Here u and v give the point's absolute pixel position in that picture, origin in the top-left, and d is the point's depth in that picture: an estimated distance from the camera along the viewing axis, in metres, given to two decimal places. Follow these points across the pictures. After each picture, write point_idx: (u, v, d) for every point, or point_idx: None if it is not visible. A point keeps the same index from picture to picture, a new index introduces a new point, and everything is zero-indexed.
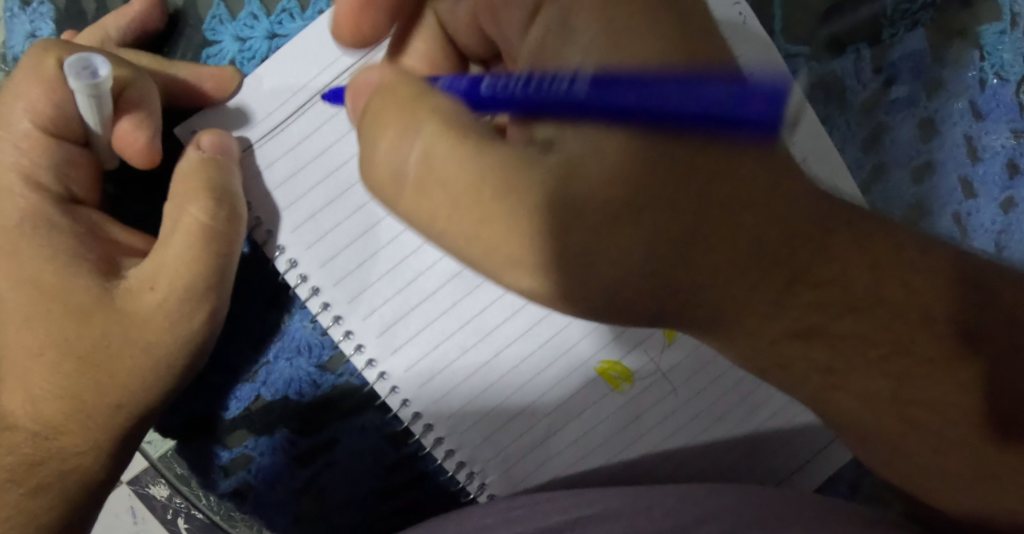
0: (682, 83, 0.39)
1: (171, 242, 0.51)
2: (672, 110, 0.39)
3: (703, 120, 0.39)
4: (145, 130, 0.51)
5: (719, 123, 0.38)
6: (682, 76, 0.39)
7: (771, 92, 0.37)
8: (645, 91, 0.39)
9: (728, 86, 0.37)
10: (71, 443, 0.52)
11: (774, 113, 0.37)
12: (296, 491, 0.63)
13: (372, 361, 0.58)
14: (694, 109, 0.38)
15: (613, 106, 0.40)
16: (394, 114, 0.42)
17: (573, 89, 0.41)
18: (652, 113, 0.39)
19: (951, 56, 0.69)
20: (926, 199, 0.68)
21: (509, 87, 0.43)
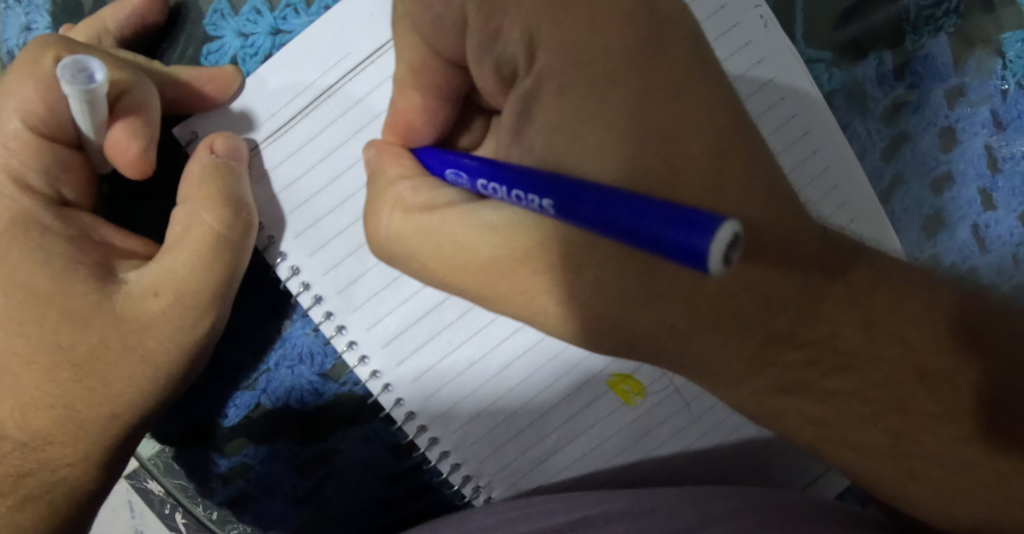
0: (629, 212, 0.35)
1: (182, 249, 0.50)
2: (629, 232, 0.35)
3: (647, 245, 0.34)
4: (140, 139, 0.49)
5: (664, 248, 0.33)
6: (633, 197, 0.35)
7: (699, 225, 0.32)
8: (603, 207, 0.36)
9: (667, 223, 0.33)
10: (61, 454, 0.50)
11: (699, 246, 0.32)
12: (297, 500, 0.61)
13: (376, 372, 0.56)
14: (640, 234, 0.34)
15: (580, 216, 0.37)
16: (372, 198, 0.48)
17: (544, 189, 0.39)
18: (621, 228, 0.36)
19: (972, 64, 0.66)
20: (944, 211, 0.65)
21: (499, 193, 0.42)
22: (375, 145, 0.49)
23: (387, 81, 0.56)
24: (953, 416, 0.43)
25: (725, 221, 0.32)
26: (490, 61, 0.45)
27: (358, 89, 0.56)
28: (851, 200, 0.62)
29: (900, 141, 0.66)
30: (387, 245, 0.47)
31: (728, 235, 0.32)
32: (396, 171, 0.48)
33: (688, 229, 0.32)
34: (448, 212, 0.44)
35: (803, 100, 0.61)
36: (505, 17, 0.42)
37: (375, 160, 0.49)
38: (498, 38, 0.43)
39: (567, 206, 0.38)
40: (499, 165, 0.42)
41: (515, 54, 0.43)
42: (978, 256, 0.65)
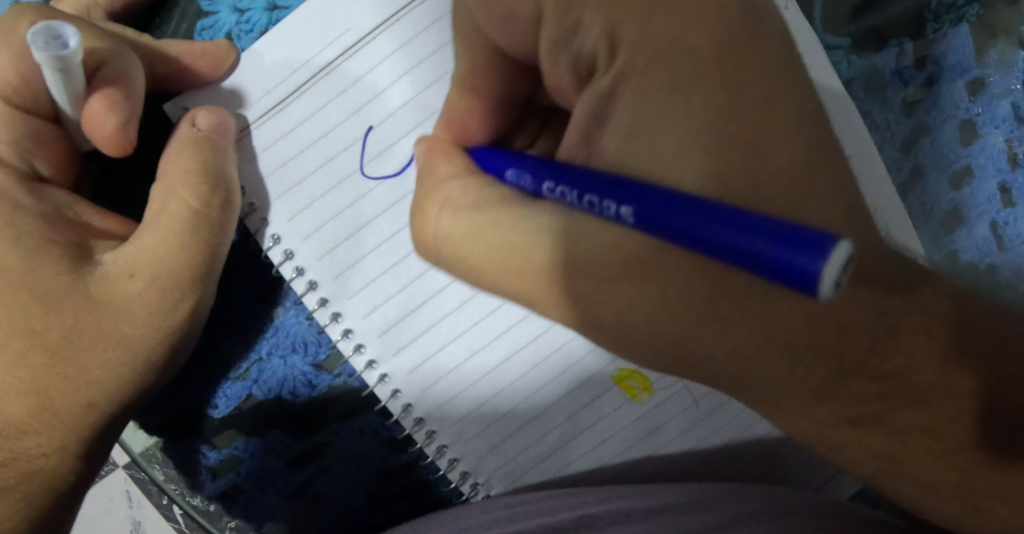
0: (727, 227, 0.33)
1: (157, 226, 0.48)
2: (723, 247, 0.33)
3: (745, 264, 0.32)
4: (117, 112, 0.46)
5: (765, 267, 0.31)
6: (731, 210, 0.33)
7: (811, 244, 0.30)
8: (694, 217, 0.34)
9: (771, 240, 0.31)
10: (35, 444, 0.48)
11: (811, 267, 0.30)
12: (289, 495, 0.59)
13: (372, 363, 0.54)
14: (737, 252, 0.32)
15: (664, 227, 0.35)
16: (422, 196, 0.44)
17: (623, 196, 0.36)
18: (716, 242, 0.33)
19: (995, 55, 0.63)
20: (963, 206, 0.62)
21: (565, 198, 0.39)
22: (424, 143, 0.46)
23: (389, 58, 0.53)
24: (970, 424, 0.41)
25: (840, 243, 0.30)
26: (566, 57, 0.41)
27: (354, 69, 0.53)
28: (872, 190, 0.59)
29: (920, 133, 0.63)
30: (435, 246, 0.43)
31: (842, 259, 0.30)
32: (444, 171, 0.44)
33: (798, 249, 0.30)
34: (502, 213, 0.41)
35: (835, 92, 0.58)
36: (586, 8, 0.39)
37: (423, 160, 0.45)
38: (577, 30, 0.40)
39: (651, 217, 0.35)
40: (569, 168, 0.39)
41: (595, 49, 0.40)
42: (997, 255, 0.62)
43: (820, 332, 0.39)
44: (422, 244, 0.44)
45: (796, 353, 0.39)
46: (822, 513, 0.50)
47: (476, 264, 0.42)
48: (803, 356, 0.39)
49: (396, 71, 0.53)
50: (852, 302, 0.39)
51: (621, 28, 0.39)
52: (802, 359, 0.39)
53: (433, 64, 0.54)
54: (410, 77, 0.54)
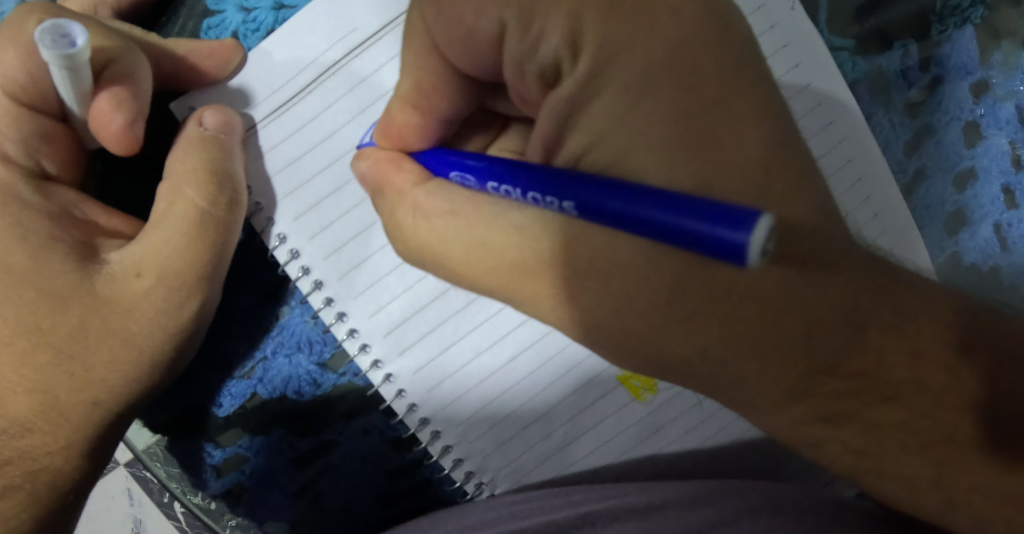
0: (658, 209, 0.35)
1: (163, 225, 0.48)
2: (656, 228, 0.35)
3: (681, 241, 0.34)
4: (124, 110, 0.46)
5: (698, 244, 0.33)
6: (660, 192, 0.35)
7: (735, 219, 0.32)
8: (628, 204, 0.36)
9: (698, 219, 0.33)
10: (41, 443, 0.48)
11: (737, 239, 0.32)
12: (294, 493, 0.59)
13: (377, 362, 0.54)
14: (672, 231, 0.34)
15: (605, 213, 0.37)
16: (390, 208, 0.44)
17: (564, 189, 0.38)
18: (647, 223, 0.35)
19: (1000, 57, 0.63)
20: (967, 208, 0.62)
21: (513, 194, 0.41)
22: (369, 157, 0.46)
23: (396, 58, 0.53)
24: (962, 433, 0.40)
25: (760, 217, 0.32)
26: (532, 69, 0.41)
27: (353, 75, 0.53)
28: (875, 192, 0.59)
29: (925, 135, 0.63)
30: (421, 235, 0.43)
31: (766, 230, 0.32)
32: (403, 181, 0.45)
33: (723, 224, 0.32)
34: (472, 213, 0.41)
35: (834, 96, 0.58)
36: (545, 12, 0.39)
37: (378, 170, 0.46)
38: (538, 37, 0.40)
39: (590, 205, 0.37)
40: (511, 165, 0.41)
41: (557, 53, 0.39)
42: (1000, 256, 0.62)
43: (795, 330, 0.39)
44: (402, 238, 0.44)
45: (771, 342, 0.39)
46: (825, 511, 0.50)
47: (456, 265, 0.42)
48: (783, 355, 0.39)
49: (402, 71, 0.53)
50: (847, 294, 0.39)
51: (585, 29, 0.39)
52: (777, 358, 0.39)
53: None
54: None
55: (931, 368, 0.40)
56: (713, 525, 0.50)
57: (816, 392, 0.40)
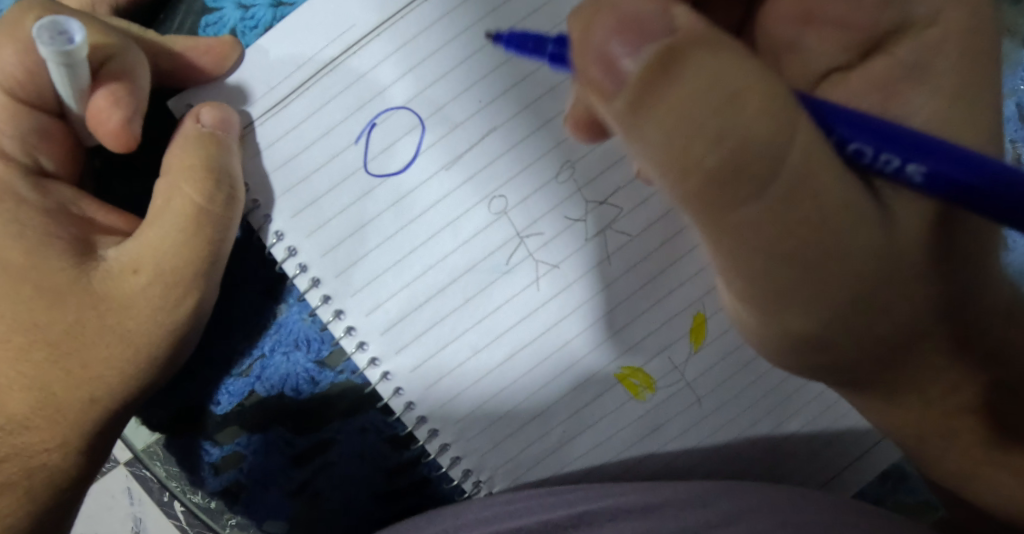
0: (955, 150, 0.39)
1: (160, 222, 0.48)
2: (909, 152, 0.39)
3: (941, 179, 0.39)
4: (122, 107, 0.46)
5: (988, 196, 0.39)
6: (958, 152, 0.39)
7: None
8: (972, 169, 0.39)
9: (1006, 186, 0.39)
10: (38, 439, 0.48)
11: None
12: (291, 491, 0.59)
13: (375, 360, 0.54)
14: (957, 169, 0.39)
15: (942, 179, 0.39)
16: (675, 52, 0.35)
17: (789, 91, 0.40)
18: (957, 181, 0.39)
19: (999, 54, 0.63)
20: None
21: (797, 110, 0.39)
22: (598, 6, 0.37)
23: (394, 54, 0.53)
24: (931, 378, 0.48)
25: None
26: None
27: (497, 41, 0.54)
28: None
29: None
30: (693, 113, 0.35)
31: None
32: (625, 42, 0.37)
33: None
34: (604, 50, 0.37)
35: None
36: None
37: (632, 10, 0.36)
38: None
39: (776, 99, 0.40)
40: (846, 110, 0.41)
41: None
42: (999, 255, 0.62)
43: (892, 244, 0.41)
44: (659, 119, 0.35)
45: (854, 268, 0.41)
46: (822, 510, 0.50)
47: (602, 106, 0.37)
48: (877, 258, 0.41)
49: (400, 68, 0.53)
50: None
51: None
52: (870, 262, 0.41)
53: (437, 60, 0.54)
54: (414, 74, 0.53)
55: (938, 331, 0.48)
56: (712, 525, 0.51)
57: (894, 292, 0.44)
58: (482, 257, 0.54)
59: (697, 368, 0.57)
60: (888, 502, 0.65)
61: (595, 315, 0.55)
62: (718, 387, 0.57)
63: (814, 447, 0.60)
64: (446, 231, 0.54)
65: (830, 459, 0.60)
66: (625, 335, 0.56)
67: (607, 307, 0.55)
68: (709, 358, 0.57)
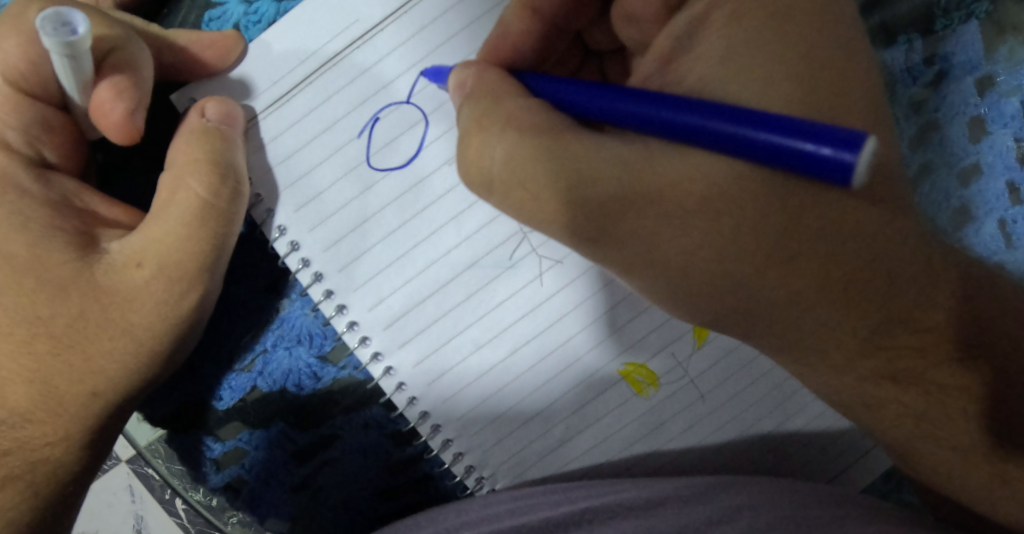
0: (736, 121, 0.40)
1: (164, 216, 0.48)
2: (711, 135, 0.40)
3: (763, 155, 0.39)
4: (126, 100, 0.46)
5: (801, 163, 0.38)
6: (764, 117, 0.39)
7: (846, 141, 0.37)
8: (763, 128, 0.39)
9: (804, 138, 0.38)
10: (40, 433, 0.48)
11: (847, 159, 0.37)
12: (293, 487, 0.58)
13: (377, 355, 0.54)
14: (752, 141, 0.39)
15: (723, 141, 0.40)
16: (477, 118, 0.45)
17: (616, 99, 0.44)
18: (744, 143, 0.40)
19: (1004, 52, 0.62)
20: (971, 204, 0.62)
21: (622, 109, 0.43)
22: (472, 66, 0.48)
23: (398, 49, 0.53)
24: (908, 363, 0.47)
25: (867, 138, 0.37)
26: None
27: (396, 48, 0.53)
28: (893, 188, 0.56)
29: (929, 130, 0.62)
30: (491, 168, 0.44)
31: (871, 150, 0.37)
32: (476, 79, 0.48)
33: (836, 147, 0.37)
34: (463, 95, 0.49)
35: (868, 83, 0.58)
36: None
37: (479, 82, 0.47)
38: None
39: (610, 109, 0.44)
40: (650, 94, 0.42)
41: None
42: (1005, 253, 0.62)
43: (742, 229, 0.42)
44: (474, 172, 0.45)
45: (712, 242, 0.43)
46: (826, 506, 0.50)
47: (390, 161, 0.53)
48: (734, 250, 0.43)
49: (404, 63, 0.53)
50: None
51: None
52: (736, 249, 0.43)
53: (442, 55, 0.53)
54: (418, 69, 0.53)
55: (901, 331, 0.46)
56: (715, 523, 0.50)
57: (772, 282, 0.43)
58: (485, 253, 0.54)
59: (700, 365, 0.57)
60: (895, 499, 0.64)
61: (597, 312, 0.55)
62: (722, 385, 0.57)
63: (817, 444, 0.59)
64: (449, 226, 0.54)
65: (836, 457, 0.60)
66: (627, 332, 0.56)
67: (610, 303, 0.55)
68: (712, 355, 0.57)
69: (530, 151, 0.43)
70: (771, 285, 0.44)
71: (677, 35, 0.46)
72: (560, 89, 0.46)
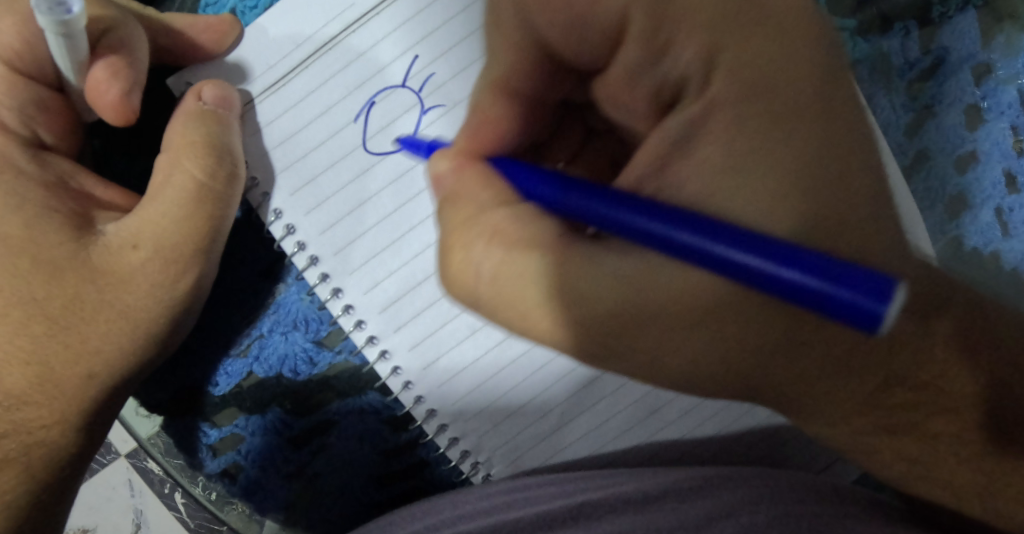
0: (753, 252, 0.33)
1: (161, 199, 0.48)
2: (709, 261, 0.34)
3: (772, 291, 0.33)
4: (121, 80, 0.46)
5: (822, 304, 0.32)
6: (773, 243, 0.33)
7: (872, 286, 0.31)
8: (770, 258, 0.33)
9: (826, 278, 0.32)
10: (35, 415, 0.48)
11: (875, 308, 0.31)
12: (289, 474, 0.58)
13: (373, 338, 0.54)
14: (761, 274, 0.33)
15: (722, 264, 0.34)
16: (457, 227, 0.41)
17: (612, 208, 0.37)
18: (747, 272, 0.33)
19: (1002, 40, 0.62)
20: (968, 191, 0.62)
21: (608, 222, 0.38)
22: (451, 159, 0.44)
23: (393, 33, 0.53)
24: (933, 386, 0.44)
25: (898, 285, 0.31)
26: (652, 81, 0.40)
27: (391, 32, 0.53)
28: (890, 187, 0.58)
29: (925, 116, 0.62)
30: (475, 284, 0.40)
31: (903, 299, 0.31)
32: (485, 195, 0.41)
33: (859, 293, 0.31)
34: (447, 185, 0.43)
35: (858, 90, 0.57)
36: (678, 30, 0.38)
37: (457, 182, 0.42)
38: (665, 53, 0.39)
39: (605, 220, 0.38)
40: (640, 202, 0.37)
41: (684, 72, 0.38)
42: (1001, 241, 0.62)
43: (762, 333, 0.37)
44: (458, 285, 0.41)
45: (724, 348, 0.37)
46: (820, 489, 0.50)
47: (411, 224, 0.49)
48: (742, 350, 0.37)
49: (400, 47, 0.53)
50: None
51: (721, 49, 0.37)
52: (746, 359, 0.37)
53: (437, 39, 0.53)
54: (414, 52, 0.53)
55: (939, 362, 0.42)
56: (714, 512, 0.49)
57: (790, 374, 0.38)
58: None
59: None
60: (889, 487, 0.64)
61: None
62: None
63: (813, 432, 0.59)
64: None
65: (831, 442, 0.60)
66: None
67: None
68: None
69: (520, 269, 0.39)
70: (781, 365, 0.37)
71: (671, 138, 0.39)
72: (547, 186, 0.41)
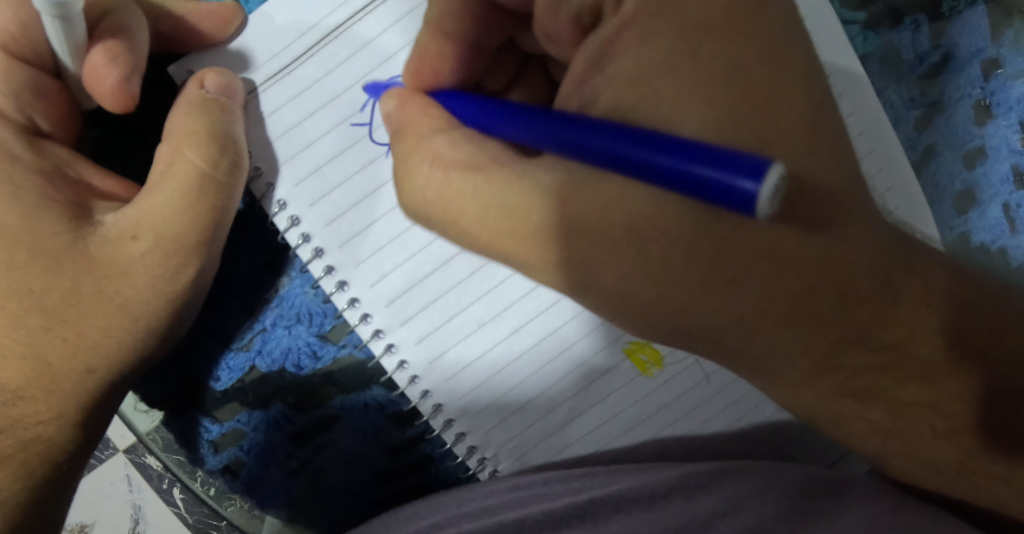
0: (660, 152, 0.33)
1: (160, 187, 0.47)
2: (612, 159, 0.35)
3: (668, 184, 0.34)
4: (120, 66, 0.45)
5: (706, 190, 0.32)
6: (665, 138, 0.34)
7: (747, 166, 0.31)
8: (659, 149, 0.34)
9: (708, 163, 0.32)
10: (32, 410, 0.47)
11: (748, 188, 0.31)
12: (292, 470, 0.57)
13: (378, 332, 0.53)
14: (653, 167, 0.34)
15: (619, 161, 0.35)
16: (406, 149, 0.42)
17: (529, 121, 0.39)
18: (641, 166, 0.34)
19: (1010, 34, 0.61)
20: (976, 187, 0.61)
21: (527, 133, 0.39)
22: (397, 96, 0.44)
23: (400, 21, 0.52)
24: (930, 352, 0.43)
25: (771, 164, 0.31)
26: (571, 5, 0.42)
27: (399, 21, 0.52)
28: (896, 186, 0.57)
29: (933, 112, 0.61)
30: (422, 198, 0.42)
31: (778, 176, 0.31)
32: (426, 124, 0.43)
33: (736, 173, 0.31)
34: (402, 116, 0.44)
35: (856, 82, 0.57)
36: None
37: (402, 113, 0.44)
38: None
39: (525, 133, 0.39)
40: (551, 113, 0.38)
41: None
42: (1009, 237, 0.60)
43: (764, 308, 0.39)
44: (410, 203, 0.43)
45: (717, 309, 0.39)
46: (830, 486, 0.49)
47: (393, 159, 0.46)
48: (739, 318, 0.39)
49: (407, 35, 0.52)
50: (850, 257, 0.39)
51: None
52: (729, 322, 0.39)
53: None
54: None
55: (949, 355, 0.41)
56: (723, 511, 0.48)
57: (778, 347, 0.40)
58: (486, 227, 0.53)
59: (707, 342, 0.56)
60: None
61: None
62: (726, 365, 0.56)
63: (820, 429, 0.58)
64: None
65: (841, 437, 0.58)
66: None
67: None
68: None
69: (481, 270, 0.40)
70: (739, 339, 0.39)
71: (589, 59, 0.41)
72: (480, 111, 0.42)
